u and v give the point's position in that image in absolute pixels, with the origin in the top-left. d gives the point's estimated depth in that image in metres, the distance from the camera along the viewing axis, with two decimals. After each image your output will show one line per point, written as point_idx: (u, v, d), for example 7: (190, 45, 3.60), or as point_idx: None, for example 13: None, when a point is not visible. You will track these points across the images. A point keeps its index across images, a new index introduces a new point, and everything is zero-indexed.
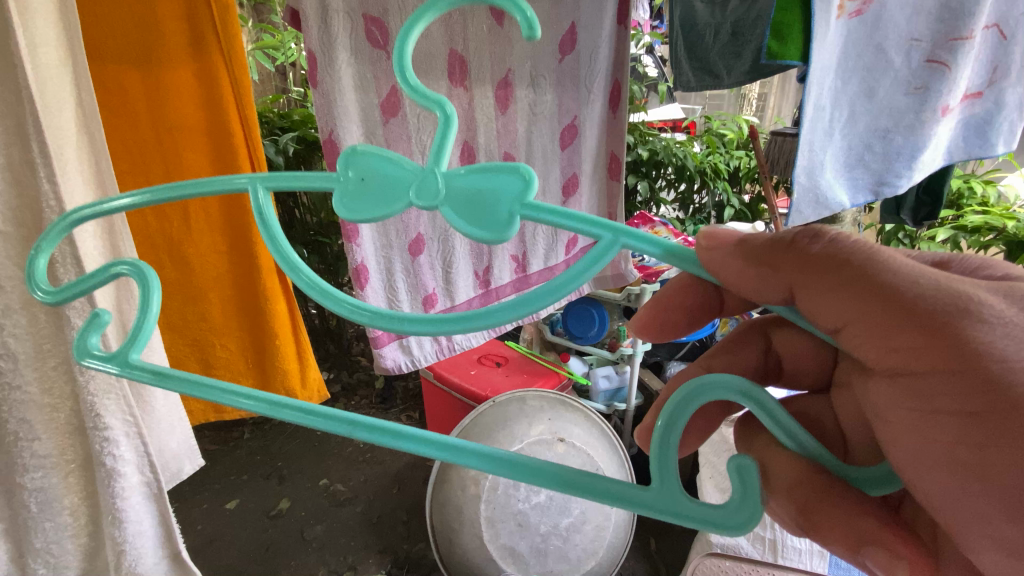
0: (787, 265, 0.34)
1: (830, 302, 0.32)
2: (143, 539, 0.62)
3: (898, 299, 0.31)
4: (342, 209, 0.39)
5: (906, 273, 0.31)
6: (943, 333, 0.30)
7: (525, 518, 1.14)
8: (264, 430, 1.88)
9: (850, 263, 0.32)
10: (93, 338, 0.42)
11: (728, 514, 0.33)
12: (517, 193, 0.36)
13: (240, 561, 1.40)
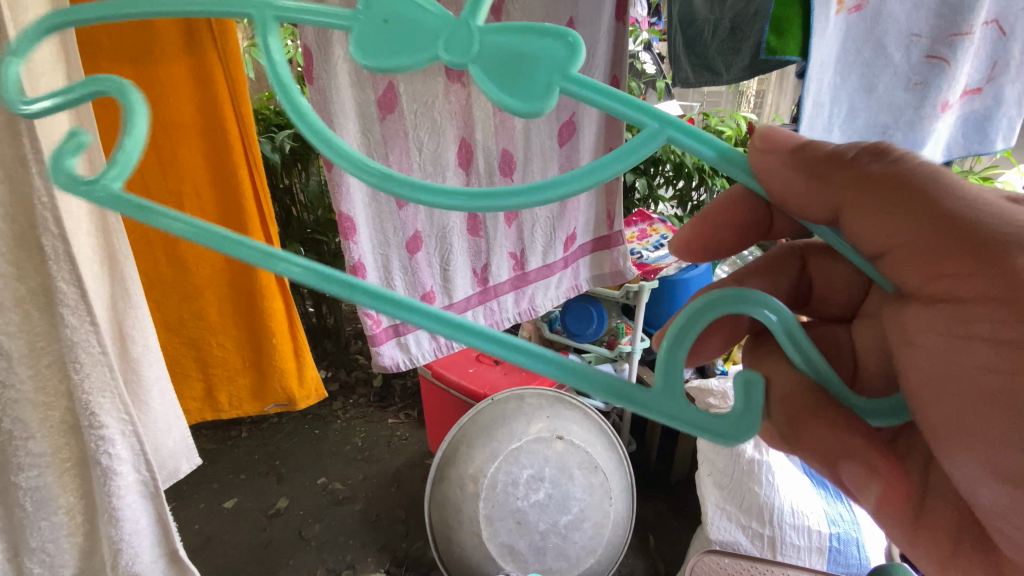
0: (842, 181, 0.35)
1: (882, 217, 0.34)
2: (139, 538, 0.61)
3: (952, 219, 0.32)
4: (359, 53, 0.37)
5: (967, 199, 0.32)
6: (991, 254, 0.31)
7: (524, 516, 1.14)
8: (262, 429, 1.87)
9: (909, 178, 0.33)
10: (70, 159, 0.38)
11: (726, 424, 0.34)
12: (557, 61, 0.35)
13: (238, 561, 1.40)
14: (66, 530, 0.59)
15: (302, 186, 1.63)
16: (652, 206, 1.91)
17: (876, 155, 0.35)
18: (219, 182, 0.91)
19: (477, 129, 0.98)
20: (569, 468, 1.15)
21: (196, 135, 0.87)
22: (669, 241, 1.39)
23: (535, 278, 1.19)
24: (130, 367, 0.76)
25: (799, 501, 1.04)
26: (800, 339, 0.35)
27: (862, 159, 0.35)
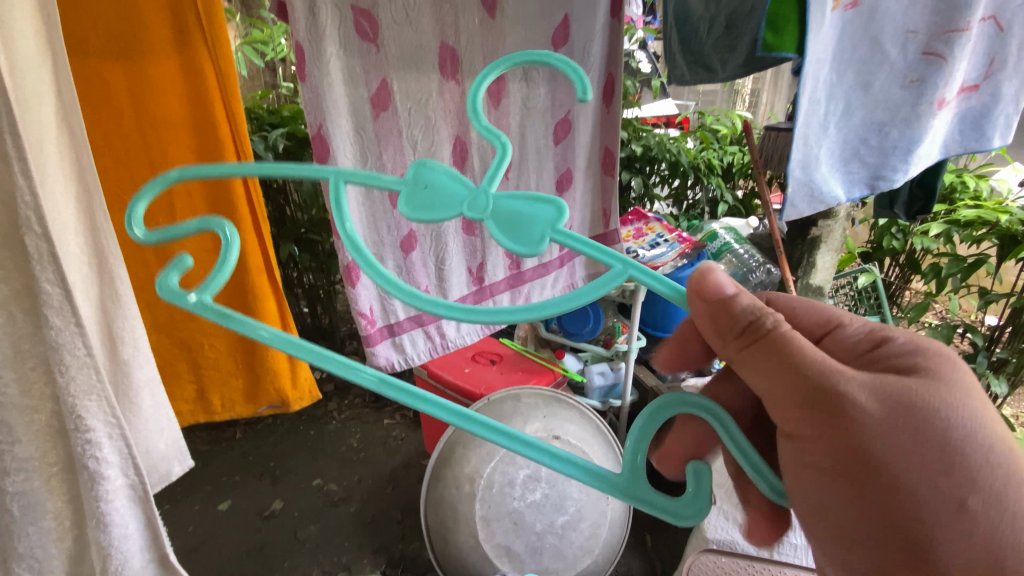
0: (730, 338, 0.39)
1: (756, 375, 0.38)
2: (130, 543, 0.60)
3: (807, 386, 0.36)
4: (406, 209, 0.46)
5: (815, 368, 0.36)
6: (829, 416, 0.35)
7: (521, 516, 1.13)
8: (256, 430, 1.86)
9: (776, 344, 0.37)
10: (168, 276, 0.48)
11: (681, 506, 0.37)
12: (552, 219, 0.43)
13: (233, 563, 1.39)
14: (54, 535, 0.57)
15: (295, 185, 1.62)
16: (647, 205, 1.91)
17: (754, 319, 0.38)
18: (211, 181, 0.90)
19: (472, 128, 0.98)
20: None
21: (186, 133, 0.86)
22: (665, 239, 1.37)
23: (531, 277, 1.18)
24: (120, 368, 0.75)
25: None
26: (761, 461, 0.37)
27: (740, 317, 0.38)
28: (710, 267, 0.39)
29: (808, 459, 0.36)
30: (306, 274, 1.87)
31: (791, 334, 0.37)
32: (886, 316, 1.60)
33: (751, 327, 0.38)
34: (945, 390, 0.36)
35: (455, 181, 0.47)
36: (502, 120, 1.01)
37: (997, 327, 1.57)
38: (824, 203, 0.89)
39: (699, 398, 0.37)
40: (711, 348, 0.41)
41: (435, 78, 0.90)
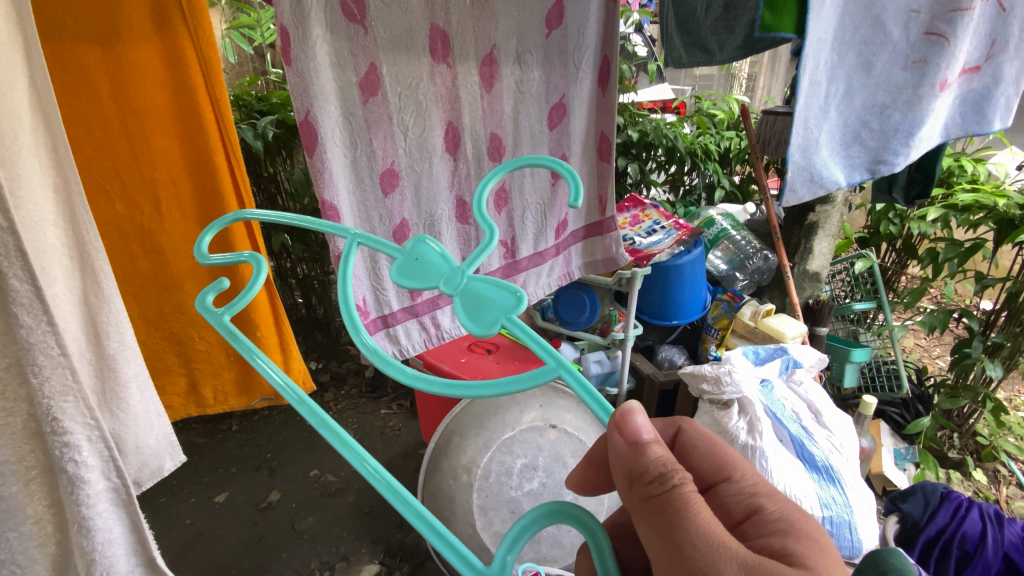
0: (635, 489, 0.41)
1: (649, 529, 0.39)
2: (113, 547, 0.60)
3: (687, 557, 0.37)
4: (394, 274, 0.48)
5: (701, 535, 0.37)
6: None
7: (518, 506, 1.13)
8: (252, 422, 1.84)
9: (671, 505, 0.39)
10: (207, 296, 0.54)
11: None
12: (508, 308, 0.43)
13: (230, 556, 1.38)
14: (36, 540, 0.58)
15: (287, 174, 1.59)
16: (644, 191, 1.89)
17: (661, 474, 0.39)
18: (197, 169, 0.87)
19: (465, 113, 0.95)
20: (563, 458, 1.14)
21: (168, 120, 0.83)
22: (662, 226, 1.35)
23: (526, 266, 1.16)
24: (105, 364, 0.73)
25: (792, 484, 1.00)
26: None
27: (648, 469, 0.40)
28: (633, 408, 0.41)
29: None
30: (300, 264, 1.85)
31: (691, 500, 0.38)
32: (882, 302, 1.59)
33: (649, 481, 0.40)
34: None
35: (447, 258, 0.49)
36: (495, 105, 0.98)
37: (993, 312, 1.57)
38: (825, 188, 0.88)
39: (580, 511, 0.40)
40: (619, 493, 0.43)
41: (425, 62, 0.87)
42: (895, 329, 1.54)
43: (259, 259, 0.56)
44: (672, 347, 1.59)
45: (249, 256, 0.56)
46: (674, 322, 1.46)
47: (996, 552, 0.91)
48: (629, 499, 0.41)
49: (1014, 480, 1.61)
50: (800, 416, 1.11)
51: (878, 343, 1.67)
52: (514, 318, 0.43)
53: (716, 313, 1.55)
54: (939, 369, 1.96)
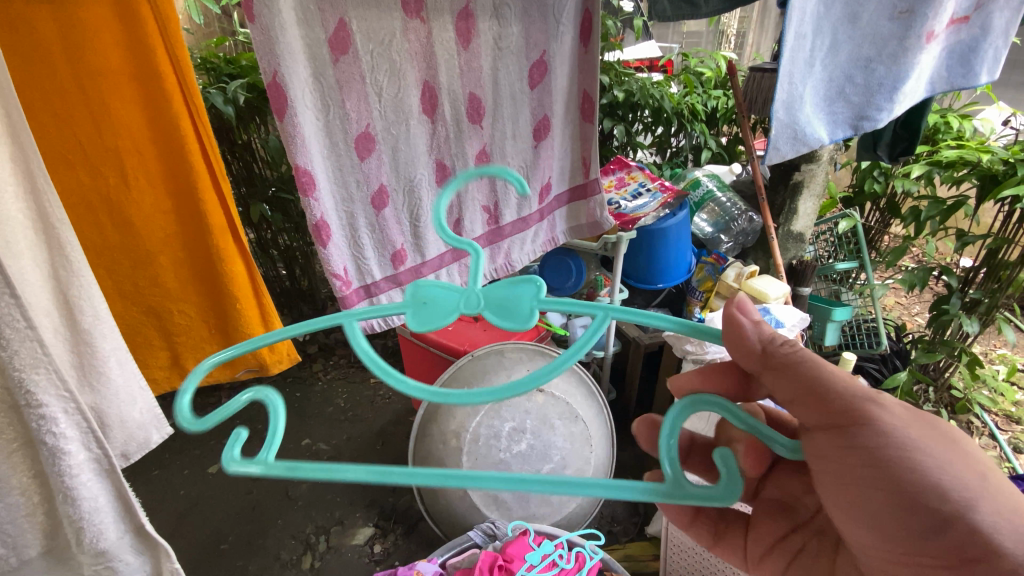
0: (770, 359, 0.49)
1: (782, 383, 0.48)
2: (101, 515, 0.60)
3: (828, 398, 0.46)
4: (413, 323, 0.53)
5: (835, 377, 0.46)
6: (850, 419, 0.45)
7: (507, 466, 1.15)
8: (241, 394, 1.84)
9: (803, 362, 0.47)
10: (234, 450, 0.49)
11: (721, 492, 0.46)
12: (534, 294, 0.52)
13: (226, 524, 1.40)
14: (24, 510, 0.59)
15: (261, 141, 1.53)
16: (631, 154, 1.86)
17: (788, 343, 0.48)
18: (162, 136, 0.83)
19: (441, 72, 0.91)
20: (550, 419, 1.16)
21: (128, 84, 0.78)
22: (648, 189, 1.34)
23: (510, 232, 1.15)
24: (81, 338, 0.71)
25: None
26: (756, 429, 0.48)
27: (776, 341, 0.48)
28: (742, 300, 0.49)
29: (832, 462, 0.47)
30: (281, 235, 1.81)
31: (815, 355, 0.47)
32: (864, 262, 1.61)
33: (779, 346, 0.48)
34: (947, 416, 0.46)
35: (448, 290, 0.54)
36: (473, 63, 0.94)
37: (972, 269, 1.59)
38: (808, 145, 0.87)
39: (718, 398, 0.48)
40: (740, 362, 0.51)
41: (398, 17, 0.83)
42: (876, 288, 1.56)
43: (271, 393, 0.50)
44: (658, 311, 1.60)
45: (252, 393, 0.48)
46: (659, 286, 1.46)
47: None
48: (758, 364, 0.50)
49: (985, 431, 1.68)
50: None
51: (859, 302, 1.69)
52: (542, 299, 0.52)
53: (701, 276, 1.56)
54: (917, 326, 2.01)
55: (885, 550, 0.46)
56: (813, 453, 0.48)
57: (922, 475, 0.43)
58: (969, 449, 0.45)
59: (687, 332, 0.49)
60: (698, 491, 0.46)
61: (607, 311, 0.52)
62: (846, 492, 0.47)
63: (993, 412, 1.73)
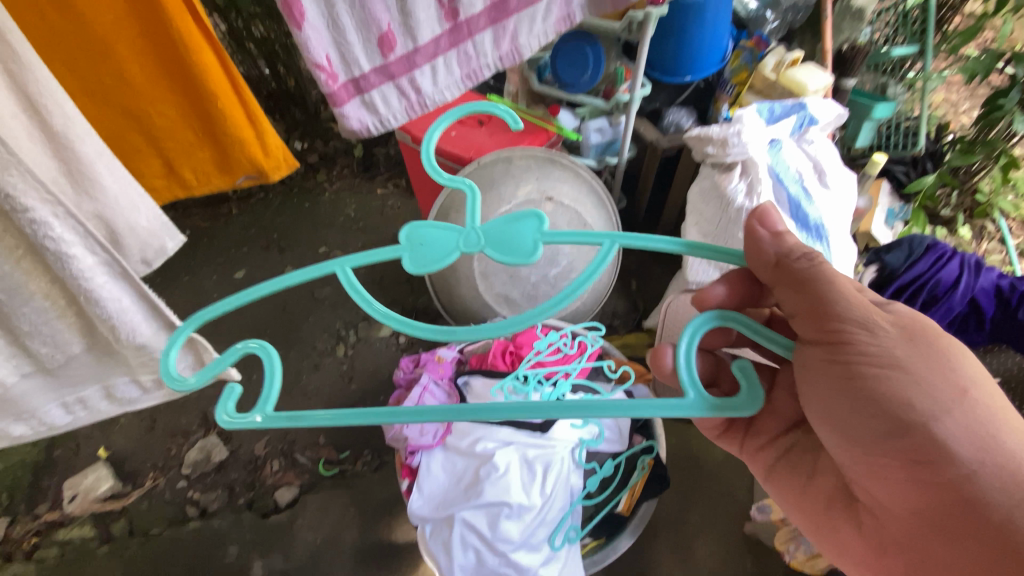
0: (785, 271, 0.53)
1: (793, 294, 0.53)
2: (129, 314, 0.65)
3: (830, 314, 0.50)
4: (412, 265, 0.57)
5: (843, 295, 0.50)
6: (842, 337, 0.50)
7: (516, 271, 1.19)
8: (251, 205, 1.83)
9: (815, 275, 0.52)
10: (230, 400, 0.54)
11: (741, 401, 0.50)
12: (536, 228, 0.56)
13: (263, 322, 1.54)
14: (54, 313, 0.62)
15: None
16: None
17: (807, 257, 0.52)
18: None
19: None
20: (559, 228, 1.17)
21: None
22: None
23: (517, 6, 0.96)
24: (59, 143, 0.68)
25: None
26: (766, 332, 0.52)
27: (795, 255, 0.53)
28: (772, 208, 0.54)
29: (818, 375, 0.51)
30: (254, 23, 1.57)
31: (830, 273, 0.51)
32: (925, 47, 1.40)
33: (798, 261, 0.52)
34: (943, 339, 0.50)
35: (443, 231, 0.58)
36: None
37: None
38: None
39: (738, 313, 0.51)
40: (759, 272, 0.56)
41: None
42: (930, 79, 1.40)
43: (267, 346, 0.56)
44: (682, 111, 1.42)
45: (257, 345, 0.56)
46: (686, 79, 1.30)
47: (965, 296, 1.00)
48: (774, 274, 0.54)
49: (996, 236, 1.68)
50: (802, 178, 1.16)
51: (906, 97, 1.52)
52: (543, 234, 0.56)
53: (735, 66, 1.38)
54: (961, 125, 1.84)
55: (862, 449, 0.52)
56: (798, 363, 0.53)
57: (898, 387, 0.49)
58: (954, 363, 0.50)
59: (686, 250, 0.54)
60: (716, 401, 0.50)
61: (615, 238, 0.57)
62: (832, 404, 0.52)
63: (1011, 217, 1.69)
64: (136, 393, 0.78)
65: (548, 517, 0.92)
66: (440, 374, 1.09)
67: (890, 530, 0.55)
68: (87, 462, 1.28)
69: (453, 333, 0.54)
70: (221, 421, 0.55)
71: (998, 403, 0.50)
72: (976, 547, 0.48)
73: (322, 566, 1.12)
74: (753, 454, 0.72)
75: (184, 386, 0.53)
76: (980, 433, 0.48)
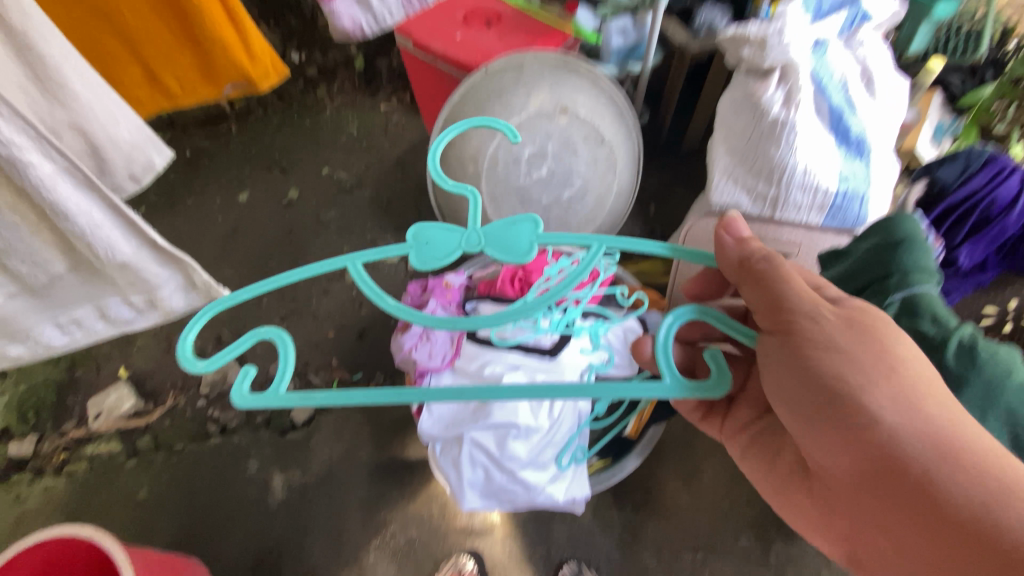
0: (744, 270, 0.57)
1: (752, 289, 0.56)
2: (103, 229, 0.62)
3: (781, 305, 0.53)
4: (416, 261, 0.57)
5: (795, 288, 0.53)
6: (790, 325, 0.53)
7: (526, 194, 1.12)
8: (251, 122, 1.74)
9: (770, 271, 0.55)
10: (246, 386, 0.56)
11: (712, 385, 0.53)
12: (532, 231, 0.58)
13: (270, 247, 1.52)
14: (26, 228, 0.60)
15: None
16: None
17: (765, 256, 0.55)
18: None
19: None
20: (574, 143, 1.09)
21: None
22: None
23: None
24: (21, 44, 0.62)
25: (814, 163, 1.06)
26: (727, 318, 0.55)
27: (753, 255, 0.56)
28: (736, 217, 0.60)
29: (769, 358, 0.55)
30: None
31: (785, 269, 0.54)
32: None
33: (756, 260, 0.56)
34: (889, 328, 0.52)
35: (445, 230, 0.58)
36: None
37: None
38: None
39: (715, 311, 0.55)
40: (727, 272, 0.60)
41: None
42: None
43: (278, 332, 0.57)
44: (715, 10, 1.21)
45: (268, 331, 0.57)
46: None
47: (1020, 217, 0.97)
48: (735, 272, 0.58)
49: None
50: (847, 86, 1.09)
51: None
52: (539, 236, 0.58)
53: None
54: None
55: (809, 423, 0.53)
56: (759, 351, 0.56)
57: (834, 367, 0.51)
58: (892, 346, 0.51)
59: (670, 253, 0.59)
60: (694, 384, 0.52)
61: (601, 242, 0.62)
62: (779, 382, 0.54)
63: None
64: (131, 314, 0.76)
65: (555, 438, 0.91)
66: (448, 300, 1.06)
67: (836, 496, 0.55)
68: (109, 382, 1.31)
69: (455, 324, 0.57)
70: (238, 403, 0.55)
71: (930, 375, 0.51)
72: (912, 512, 0.47)
73: (340, 481, 1.14)
74: (733, 434, 0.73)
75: (204, 369, 0.56)
76: (909, 404, 0.49)
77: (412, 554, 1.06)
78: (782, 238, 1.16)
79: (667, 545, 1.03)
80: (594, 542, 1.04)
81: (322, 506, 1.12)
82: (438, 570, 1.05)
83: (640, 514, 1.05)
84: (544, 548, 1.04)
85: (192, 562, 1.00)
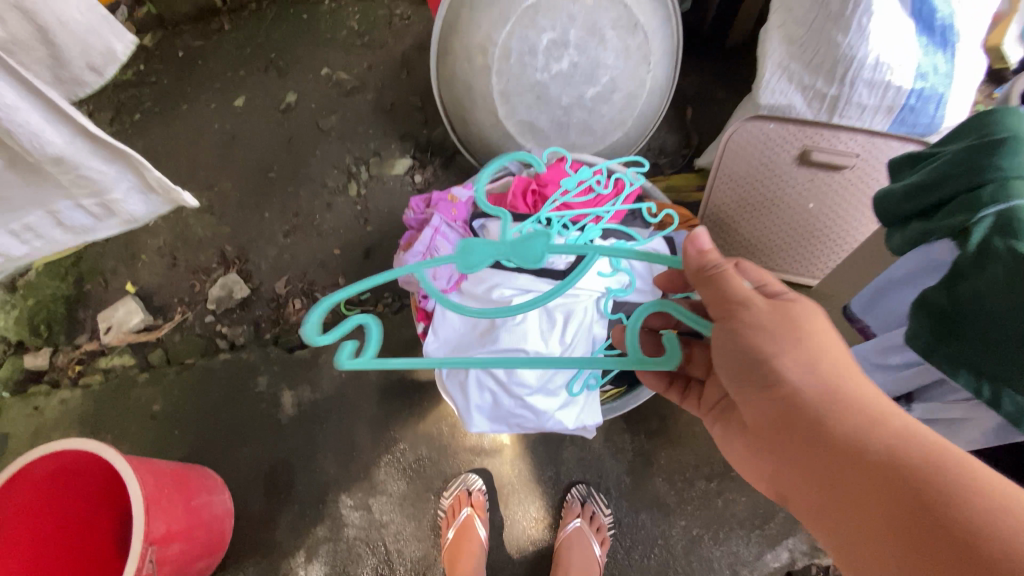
0: (693, 270, 0.54)
1: (705, 292, 0.53)
2: (23, 115, 0.49)
3: (724, 300, 0.51)
4: (460, 268, 0.73)
5: (737, 282, 0.51)
6: (728, 312, 0.51)
7: (545, 92, 0.98)
8: (241, 16, 1.56)
9: (719, 275, 0.51)
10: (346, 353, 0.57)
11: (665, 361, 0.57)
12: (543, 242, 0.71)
13: (268, 155, 1.41)
14: None
15: None
16: None
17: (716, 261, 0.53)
18: None
19: None
20: (601, 30, 0.93)
21: None
22: None
23: None
24: None
25: (888, 53, 0.89)
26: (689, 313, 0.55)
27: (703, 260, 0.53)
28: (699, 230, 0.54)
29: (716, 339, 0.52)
30: None
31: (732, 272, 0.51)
32: None
33: (709, 266, 0.52)
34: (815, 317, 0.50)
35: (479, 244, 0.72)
36: None
37: None
38: None
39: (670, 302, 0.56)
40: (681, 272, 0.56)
41: None
42: None
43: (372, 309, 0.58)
44: None
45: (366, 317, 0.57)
46: None
47: None
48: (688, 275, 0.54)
49: None
50: None
51: None
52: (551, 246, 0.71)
53: None
54: None
55: (729, 373, 0.52)
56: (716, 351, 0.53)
57: (758, 338, 0.49)
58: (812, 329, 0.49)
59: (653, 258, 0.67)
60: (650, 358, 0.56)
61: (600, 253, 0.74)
62: (718, 349, 0.52)
63: None
64: (89, 221, 0.67)
65: (566, 366, 0.86)
66: (453, 217, 0.95)
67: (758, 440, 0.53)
68: (117, 297, 1.30)
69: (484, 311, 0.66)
70: (343, 364, 0.57)
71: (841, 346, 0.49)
72: (811, 449, 0.45)
73: (348, 399, 1.11)
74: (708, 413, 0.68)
75: (318, 340, 0.56)
76: (813, 359, 0.47)
77: (421, 472, 1.06)
78: (838, 145, 1.01)
79: (680, 473, 1.00)
80: (605, 467, 1.02)
81: (332, 423, 1.11)
82: (447, 488, 1.04)
83: (654, 443, 1.02)
84: (554, 470, 1.03)
85: (204, 489, 0.98)
